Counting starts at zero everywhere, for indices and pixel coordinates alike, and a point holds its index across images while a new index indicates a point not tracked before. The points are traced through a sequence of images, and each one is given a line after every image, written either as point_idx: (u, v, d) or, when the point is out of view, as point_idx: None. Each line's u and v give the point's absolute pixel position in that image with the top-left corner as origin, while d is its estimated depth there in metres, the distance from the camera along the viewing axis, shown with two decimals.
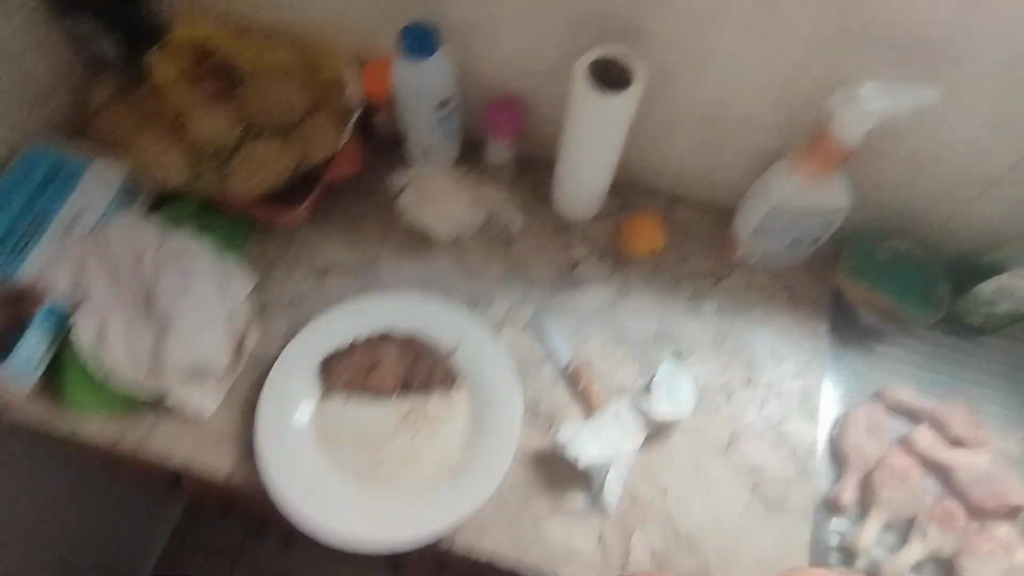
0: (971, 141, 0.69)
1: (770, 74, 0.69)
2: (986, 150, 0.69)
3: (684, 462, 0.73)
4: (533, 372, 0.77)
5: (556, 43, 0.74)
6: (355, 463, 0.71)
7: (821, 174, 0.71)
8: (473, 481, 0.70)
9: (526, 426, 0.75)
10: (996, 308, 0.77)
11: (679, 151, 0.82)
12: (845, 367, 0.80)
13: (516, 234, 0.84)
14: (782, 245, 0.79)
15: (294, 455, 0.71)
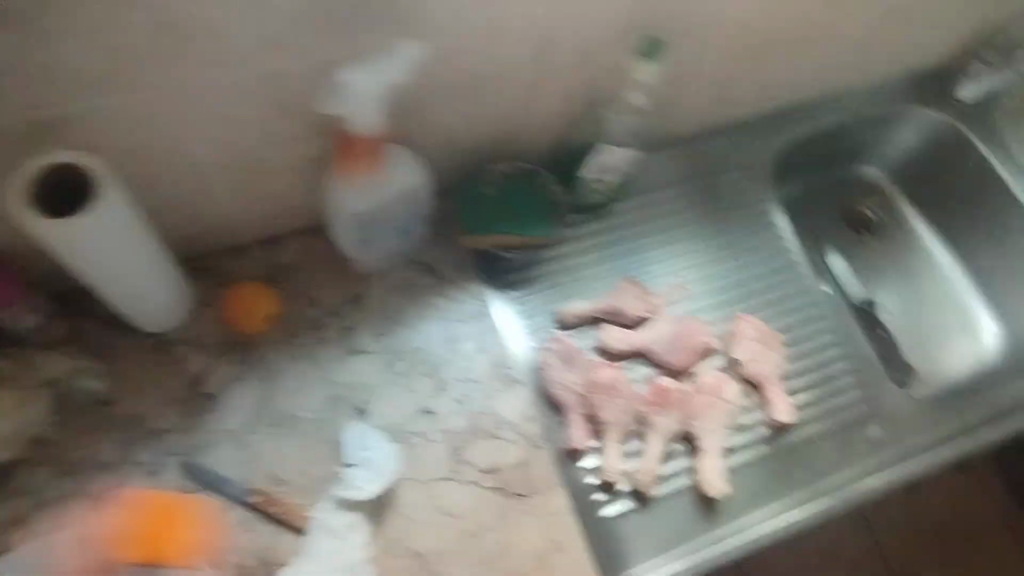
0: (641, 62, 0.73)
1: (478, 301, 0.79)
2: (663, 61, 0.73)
3: (536, 466, 0.72)
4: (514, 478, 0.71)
5: (273, 411, 0.71)
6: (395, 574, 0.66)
7: (571, 318, 0.79)
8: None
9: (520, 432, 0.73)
10: (602, 182, 0.81)
11: (454, 360, 0.76)
12: (532, 330, 0.80)
13: (288, 309, 0.75)
14: (607, 343, 0.78)
15: None
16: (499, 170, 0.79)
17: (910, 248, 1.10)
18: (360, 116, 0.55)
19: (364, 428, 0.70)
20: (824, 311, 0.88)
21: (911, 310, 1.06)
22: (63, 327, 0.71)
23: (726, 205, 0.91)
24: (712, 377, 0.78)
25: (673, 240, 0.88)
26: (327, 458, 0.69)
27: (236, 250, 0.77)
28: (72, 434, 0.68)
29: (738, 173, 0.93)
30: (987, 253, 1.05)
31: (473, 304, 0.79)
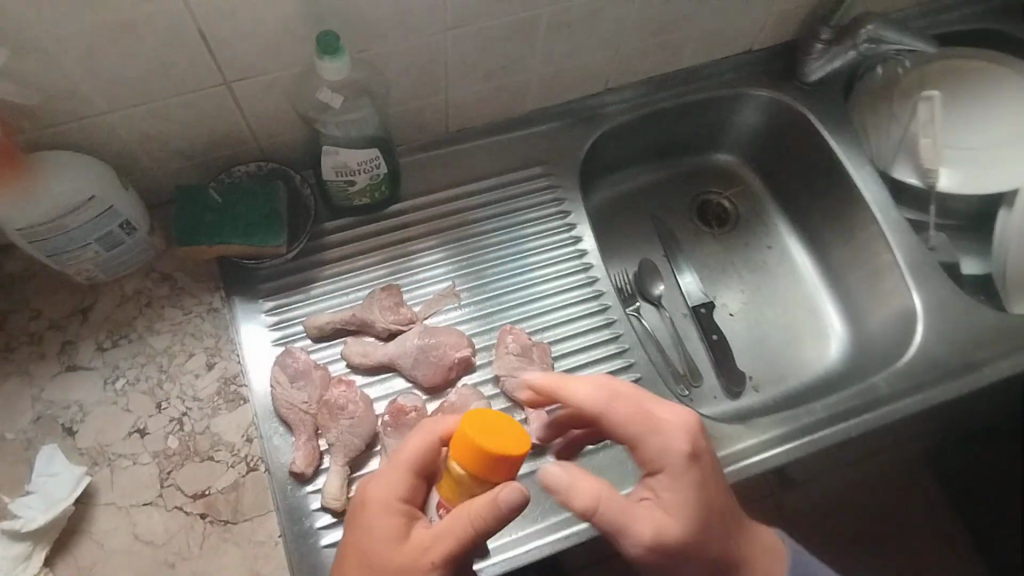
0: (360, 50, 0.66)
1: (219, 311, 0.74)
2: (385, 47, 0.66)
3: (248, 489, 0.67)
4: (222, 502, 0.66)
5: None
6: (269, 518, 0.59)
7: (317, 329, 0.74)
8: None
9: (239, 453, 0.68)
10: (358, 185, 0.75)
11: (179, 374, 0.71)
12: (279, 341, 0.75)
13: (9, 321, 0.72)
14: (352, 356, 0.73)
15: None
16: (243, 172, 0.73)
17: (762, 240, 1.02)
18: None
19: (50, 453, 0.66)
20: (614, 318, 0.81)
21: (757, 309, 0.98)
22: None
23: (513, 204, 0.85)
24: (459, 394, 0.72)
25: (454, 245, 0.82)
26: (21, 480, 0.66)
27: None
28: None
29: (537, 170, 0.87)
30: (840, 247, 0.96)
31: (214, 316, 0.74)
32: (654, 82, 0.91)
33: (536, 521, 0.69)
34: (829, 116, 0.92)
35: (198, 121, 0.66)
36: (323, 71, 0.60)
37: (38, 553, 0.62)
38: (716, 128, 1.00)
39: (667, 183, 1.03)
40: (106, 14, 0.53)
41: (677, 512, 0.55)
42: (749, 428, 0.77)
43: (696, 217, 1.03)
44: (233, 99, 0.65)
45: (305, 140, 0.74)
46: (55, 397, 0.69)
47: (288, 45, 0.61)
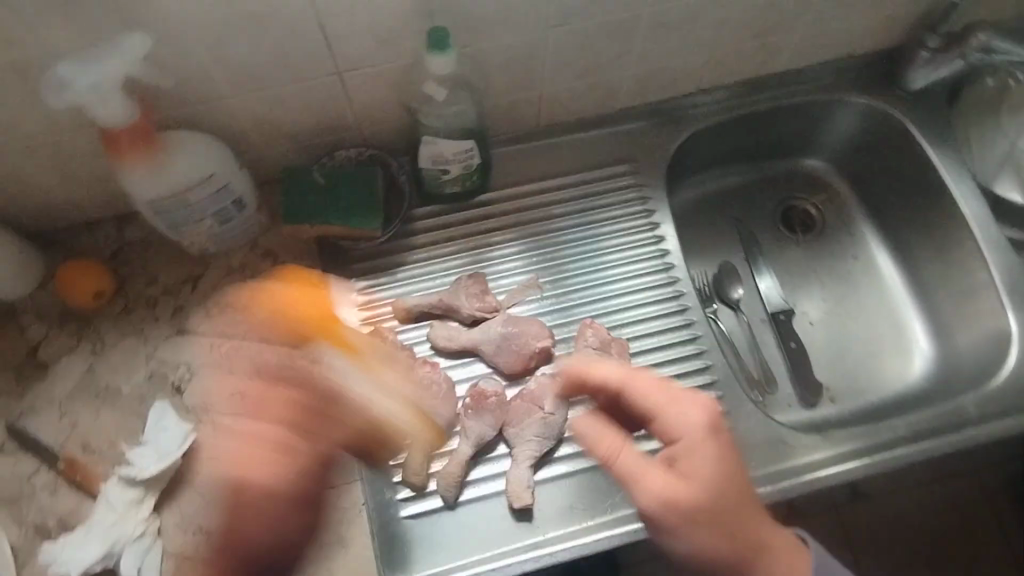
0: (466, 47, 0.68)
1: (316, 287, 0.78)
2: (490, 44, 0.69)
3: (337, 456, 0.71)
4: None
5: (98, 383, 0.74)
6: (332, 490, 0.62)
7: (406, 310, 0.77)
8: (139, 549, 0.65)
9: None
10: (452, 175, 0.78)
11: (277, 344, 0.75)
12: (368, 320, 0.79)
13: (129, 285, 0.78)
14: (438, 339, 0.76)
15: None
16: (345, 157, 0.77)
17: (848, 250, 1.00)
18: (101, 110, 0.56)
19: (162, 410, 0.71)
20: (692, 321, 0.81)
21: (839, 320, 0.96)
22: None
23: (598, 201, 0.87)
24: (538, 383, 0.74)
25: (537, 237, 0.84)
26: (135, 430, 0.72)
27: (90, 226, 0.80)
28: None
29: (624, 169, 0.88)
30: (931, 262, 0.93)
31: (311, 292, 0.78)
32: (748, 84, 0.91)
33: (604, 514, 0.71)
34: (929, 126, 0.89)
35: (309, 106, 0.70)
36: (429, 65, 0.63)
37: (148, 499, 0.67)
38: (808, 133, 0.99)
39: (753, 186, 1.03)
40: (237, 6, 0.57)
41: (698, 475, 0.58)
42: (826, 440, 0.76)
43: (780, 222, 1.02)
44: (344, 88, 0.69)
45: (404, 129, 0.78)
46: (167, 357, 0.75)
47: (401, 40, 0.64)
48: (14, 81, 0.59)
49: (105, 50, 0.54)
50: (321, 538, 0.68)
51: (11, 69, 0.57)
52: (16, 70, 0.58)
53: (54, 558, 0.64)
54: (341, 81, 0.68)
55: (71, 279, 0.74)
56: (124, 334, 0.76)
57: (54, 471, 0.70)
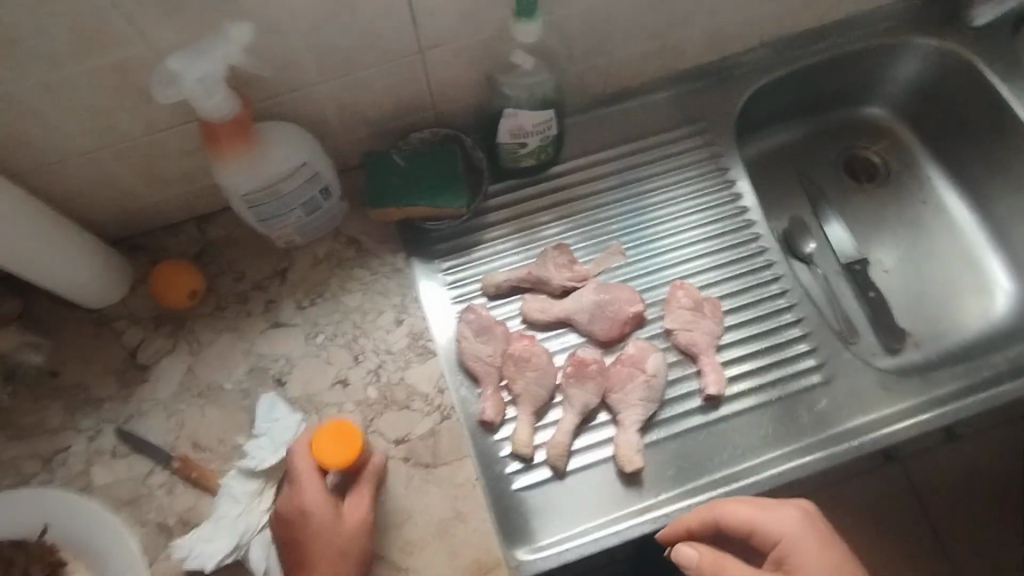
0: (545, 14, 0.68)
1: (404, 269, 0.79)
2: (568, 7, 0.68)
3: (446, 433, 0.71)
4: (423, 445, 0.71)
5: (202, 381, 0.74)
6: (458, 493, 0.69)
7: (497, 286, 0.78)
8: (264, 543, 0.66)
9: (434, 402, 0.73)
10: (530, 148, 0.77)
11: (373, 329, 0.76)
12: (457, 300, 0.79)
13: (219, 284, 0.78)
14: (531, 311, 0.77)
15: None
16: (420, 139, 0.77)
17: (916, 194, 0.99)
18: (204, 105, 0.56)
19: (271, 400, 0.72)
20: (779, 273, 0.82)
21: (914, 265, 0.95)
22: (22, 305, 0.77)
23: (670, 163, 0.87)
24: (636, 347, 0.75)
25: (613, 206, 0.84)
26: (244, 424, 0.72)
27: (172, 229, 0.80)
28: (24, 402, 0.74)
29: (692, 129, 0.88)
30: (1007, 198, 0.93)
31: (398, 276, 0.78)
32: (810, 34, 0.90)
33: (710, 473, 0.72)
34: (998, 62, 0.88)
35: (391, 89, 0.71)
36: (517, 34, 0.63)
37: (267, 491, 0.68)
38: (869, 81, 0.98)
39: (814, 138, 1.02)
40: None
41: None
42: (925, 384, 0.76)
43: (844, 173, 1.01)
44: (426, 67, 0.69)
45: (478, 105, 0.78)
46: (264, 349, 0.75)
47: (486, 10, 0.64)
48: (113, 82, 0.59)
49: (209, 46, 0.55)
50: (439, 516, 0.68)
51: (110, 69, 0.58)
52: (115, 70, 0.58)
53: (186, 553, 0.65)
54: (422, 58, 0.68)
55: (164, 281, 0.74)
56: (220, 331, 0.76)
57: (169, 469, 0.71)
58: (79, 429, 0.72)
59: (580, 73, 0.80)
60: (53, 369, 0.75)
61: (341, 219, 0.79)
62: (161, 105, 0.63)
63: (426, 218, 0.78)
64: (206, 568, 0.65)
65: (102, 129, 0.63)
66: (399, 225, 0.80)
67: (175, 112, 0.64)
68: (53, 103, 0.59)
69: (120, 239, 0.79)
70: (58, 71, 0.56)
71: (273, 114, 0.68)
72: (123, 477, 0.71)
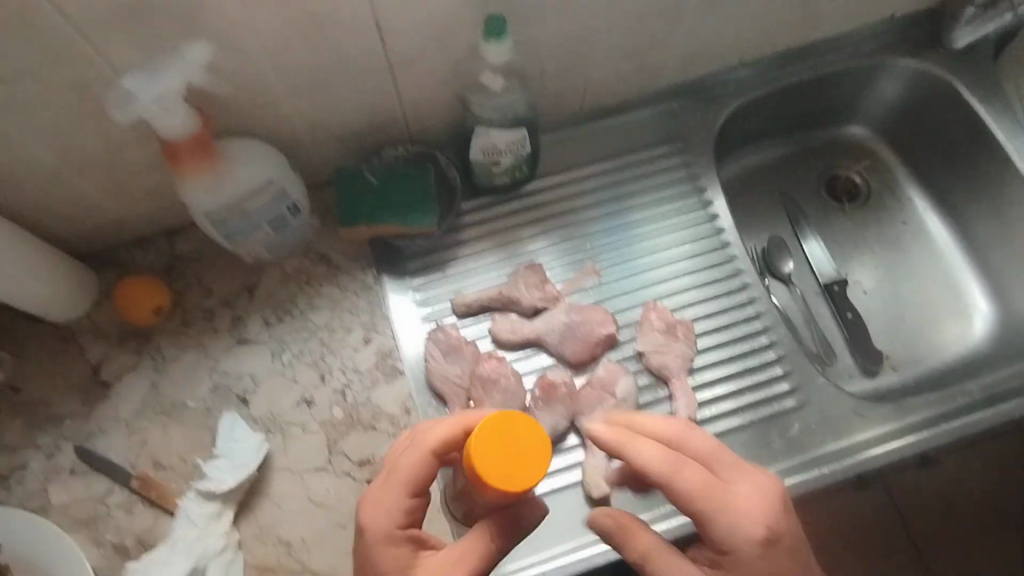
0: (517, 34, 0.68)
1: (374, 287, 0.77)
2: (540, 27, 0.68)
3: None
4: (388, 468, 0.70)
5: (165, 398, 0.73)
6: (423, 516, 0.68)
7: (468, 306, 0.77)
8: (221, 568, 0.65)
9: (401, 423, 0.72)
10: (503, 166, 0.76)
11: (340, 347, 0.75)
12: (428, 318, 0.78)
13: (186, 299, 0.77)
14: (502, 332, 0.76)
15: None
16: (392, 156, 0.76)
17: (896, 215, 0.98)
18: (162, 123, 0.55)
19: (233, 419, 0.71)
20: (755, 296, 0.82)
21: (894, 287, 0.94)
22: None
23: (647, 182, 0.86)
24: (607, 369, 0.74)
25: (589, 225, 0.83)
26: (206, 444, 0.71)
27: (139, 242, 0.79)
28: None
29: (670, 149, 0.87)
30: (986, 223, 0.92)
31: (367, 293, 0.77)
32: (791, 54, 0.89)
33: None
34: (979, 85, 0.87)
35: (361, 107, 0.70)
36: (485, 53, 0.62)
37: (226, 512, 0.67)
38: (851, 101, 0.97)
39: (795, 157, 1.01)
40: (296, 7, 0.56)
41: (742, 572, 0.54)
42: (899, 410, 0.75)
43: (825, 192, 1.00)
44: (396, 86, 0.68)
45: (452, 123, 0.77)
46: (230, 366, 0.74)
47: (455, 30, 0.64)
48: (72, 99, 0.58)
49: (168, 64, 0.54)
50: None
51: (69, 87, 0.57)
52: (74, 87, 0.57)
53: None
54: (391, 76, 0.67)
55: (128, 296, 0.73)
56: (185, 347, 0.75)
57: (128, 489, 0.70)
58: (38, 447, 0.71)
59: (556, 91, 0.79)
60: (14, 384, 0.74)
61: (311, 235, 0.78)
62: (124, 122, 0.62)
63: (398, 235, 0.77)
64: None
65: (62, 146, 0.62)
66: (370, 241, 0.79)
67: (138, 129, 0.63)
68: (11, 119, 0.58)
69: (87, 252, 0.78)
70: (14, 88, 0.55)
71: (240, 131, 0.67)
72: (81, 496, 0.69)
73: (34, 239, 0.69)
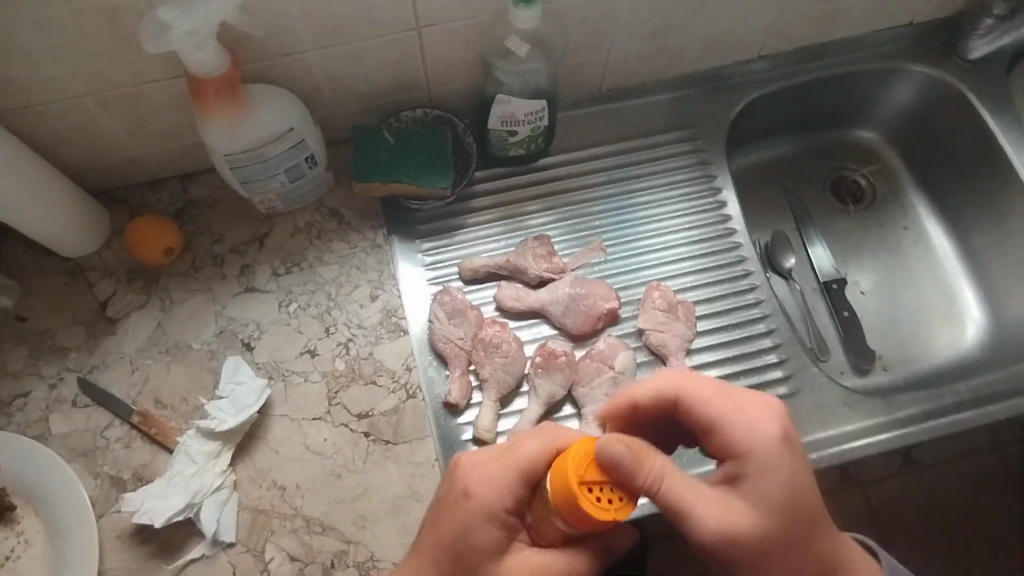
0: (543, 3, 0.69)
1: (383, 246, 0.79)
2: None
3: (409, 411, 0.72)
4: (386, 422, 0.71)
5: (169, 339, 0.74)
6: (415, 470, 0.69)
7: (474, 272, 0.78)
8: (217, 505, 0.66)
9: (401, 379, 0.73)
10: (520, 136, 0.78)
11: (347, 301, 0.76)
12: (434, 281, 0.79)
13: (196, 244, 0.78)
14: (506, 299, 0.77)
15: (86, 545, 0.64)
16: (411, 117, 0.77)
17: (898, 220, 1.00)
18: (192, 58, 0.56)
19: (236, 363, 0.71)
20: (755, 284, 0.83)
21: (891, 289, 0.96)
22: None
23: (659, 166, 0.87)
24: (607, 343, 0.75)
25: (599, 203, 0.84)
26: (207, 385, 0.72)
27: (154, 185, 0.80)
28: None
29: (683, 135, 0.88)
30: (985, 233, 0.93)
31: (377, 252, 0.78)
32: (807, 51, 0.91)
33: None
34: (989, 96, 0.89)
35: (384, 64, 0.71)
36: (513, 18, 0.63)
37: (224, 452, 0.68)
38: (862, 103, 0.99)
39: (803, 156, 1.03)
40: None
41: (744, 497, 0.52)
42: (888, 405, 0.77)
43: (830, 192, 1.02)
44: (421, 46, 0.69)
45: (472, 90, 0.78)
46: (236, 312, 0.75)
47: None
48: (104, 28, 0.59)
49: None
50: (394, 493, 0.68)
51: (102, 16, 0.58)
52: (107, 17, 0.58)
53: (137, 507, 0.65)
54: (418, 35, 0.68)
55: (140, 235, 0.74)
56: (193, 290, 0.76)
57: (128, 424, 0.70)
58: (40, 376, 0.72)
59: (576, 68, 0.80)
60: (20, 313, 0.75)
61: (324, 190, 0.79)
62: (151, 58, 0.63)
63: (410, 196, 0.78)
64: (155, 524, 0.64)
65: (89, 76, 0.63)
66: (383, 201, 0.80)
67: (165, 66, 0.64)
68: (42, 44, 0.59)
69: (101, 190, 0.79)
70: (48, 12, 0.56)
71: (263, 78, 0.68)
72: (80, 427, 0.70)
73: (52, 169, 0.69)
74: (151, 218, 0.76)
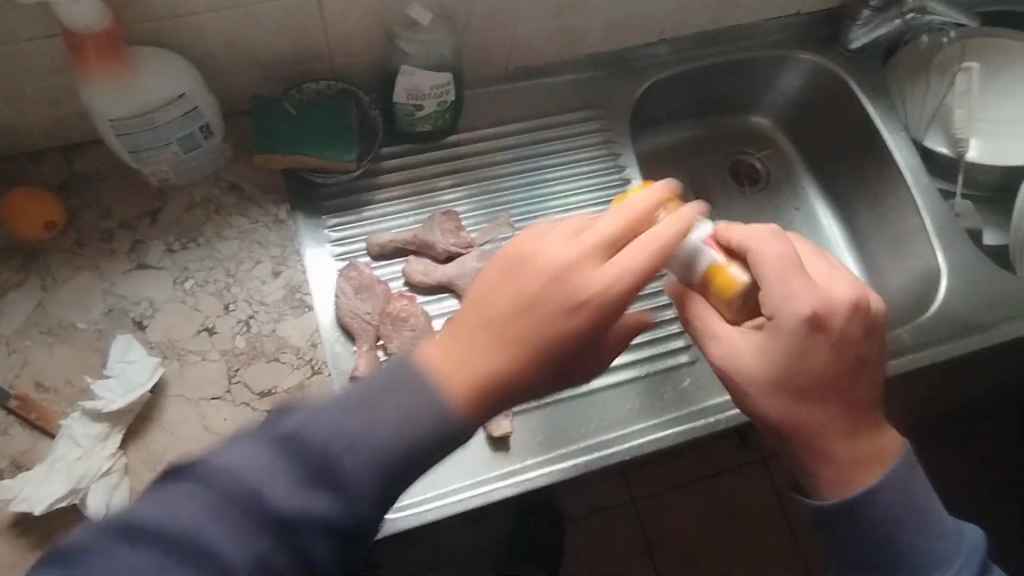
0: None
1: (287, 222, 0.76)
2: None
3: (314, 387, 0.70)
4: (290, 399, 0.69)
5: (52, 319, 0.70)
6: None
7: (382, 247, 0.77)
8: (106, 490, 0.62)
9: (306, 355, 0.71)
10: (427, 111, 0.77)
11: (248, 277, 0.73)
12: (342, 257, 0.77)
13: (83, 219, 0.74)
14: (414, 275, 0.76)
15: None
16: (314, 90, 0.75)
17: (791, 202, 1.06)
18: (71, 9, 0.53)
19: (127, 341, 0.68)
20: None
21: None
22: None
23: (565, 144, 0.88)
24: None
25: (507, 180, 0.85)
26: (94, 367, 0.68)
27: (34, 157, 0.75)
28: None
29: (589, 115, 0.90)
30: (865, 213, 0.99)
31: (279, 227, 0.76)
32: (704, 37, 0.95)
33: (577, 441, 0.74)
34: (867, 82, 0.95)
35: (283, 32, 0.69)
36: None
37: (114, 435, 0.65)
38: (755, 90, 1.04)
39: (703, 140, 1.07)
40: None
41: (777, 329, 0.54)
42: None
43: (729, 175, 1.07)
44: (322, 13, 0.68)
45: (376, 63, 0.77)
46: (127, 290, 0.71)
47: None
48: None
49: None
50: None
51: None
52: None
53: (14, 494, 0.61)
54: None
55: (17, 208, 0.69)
56: (79, 267, 0.72)
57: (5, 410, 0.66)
58: None
59: (481, 44, 0.81)
60: None
61: (222, 164, 0.76)
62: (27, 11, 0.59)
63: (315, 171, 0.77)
64: (35, 512, 0.60)
65: None
66: (286, 176, 0.78)
67: (42, 22, 0.61)
68: None
69: None
70: None
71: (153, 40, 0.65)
72: None
73: None
74: (31, 189, 0.71)
